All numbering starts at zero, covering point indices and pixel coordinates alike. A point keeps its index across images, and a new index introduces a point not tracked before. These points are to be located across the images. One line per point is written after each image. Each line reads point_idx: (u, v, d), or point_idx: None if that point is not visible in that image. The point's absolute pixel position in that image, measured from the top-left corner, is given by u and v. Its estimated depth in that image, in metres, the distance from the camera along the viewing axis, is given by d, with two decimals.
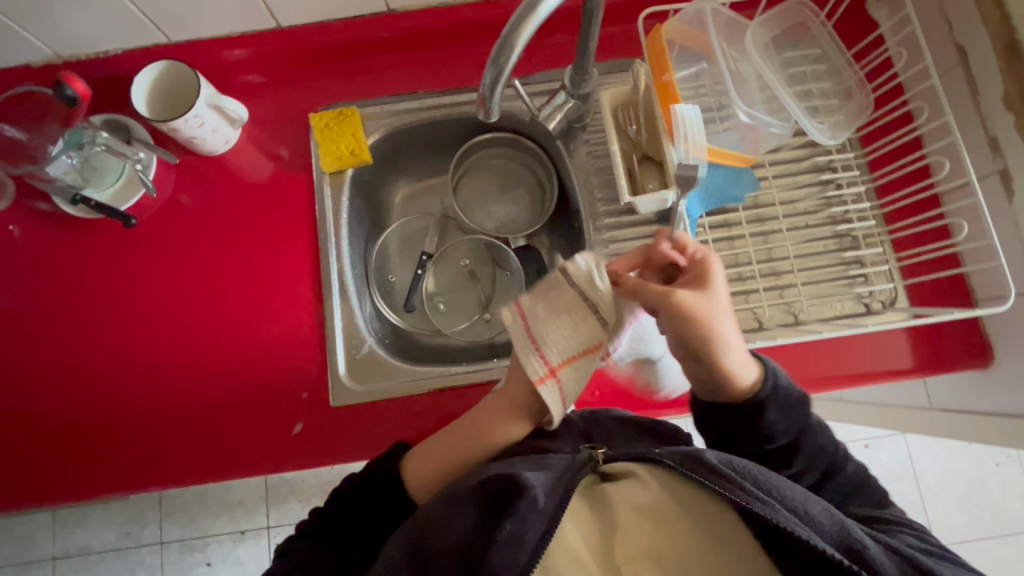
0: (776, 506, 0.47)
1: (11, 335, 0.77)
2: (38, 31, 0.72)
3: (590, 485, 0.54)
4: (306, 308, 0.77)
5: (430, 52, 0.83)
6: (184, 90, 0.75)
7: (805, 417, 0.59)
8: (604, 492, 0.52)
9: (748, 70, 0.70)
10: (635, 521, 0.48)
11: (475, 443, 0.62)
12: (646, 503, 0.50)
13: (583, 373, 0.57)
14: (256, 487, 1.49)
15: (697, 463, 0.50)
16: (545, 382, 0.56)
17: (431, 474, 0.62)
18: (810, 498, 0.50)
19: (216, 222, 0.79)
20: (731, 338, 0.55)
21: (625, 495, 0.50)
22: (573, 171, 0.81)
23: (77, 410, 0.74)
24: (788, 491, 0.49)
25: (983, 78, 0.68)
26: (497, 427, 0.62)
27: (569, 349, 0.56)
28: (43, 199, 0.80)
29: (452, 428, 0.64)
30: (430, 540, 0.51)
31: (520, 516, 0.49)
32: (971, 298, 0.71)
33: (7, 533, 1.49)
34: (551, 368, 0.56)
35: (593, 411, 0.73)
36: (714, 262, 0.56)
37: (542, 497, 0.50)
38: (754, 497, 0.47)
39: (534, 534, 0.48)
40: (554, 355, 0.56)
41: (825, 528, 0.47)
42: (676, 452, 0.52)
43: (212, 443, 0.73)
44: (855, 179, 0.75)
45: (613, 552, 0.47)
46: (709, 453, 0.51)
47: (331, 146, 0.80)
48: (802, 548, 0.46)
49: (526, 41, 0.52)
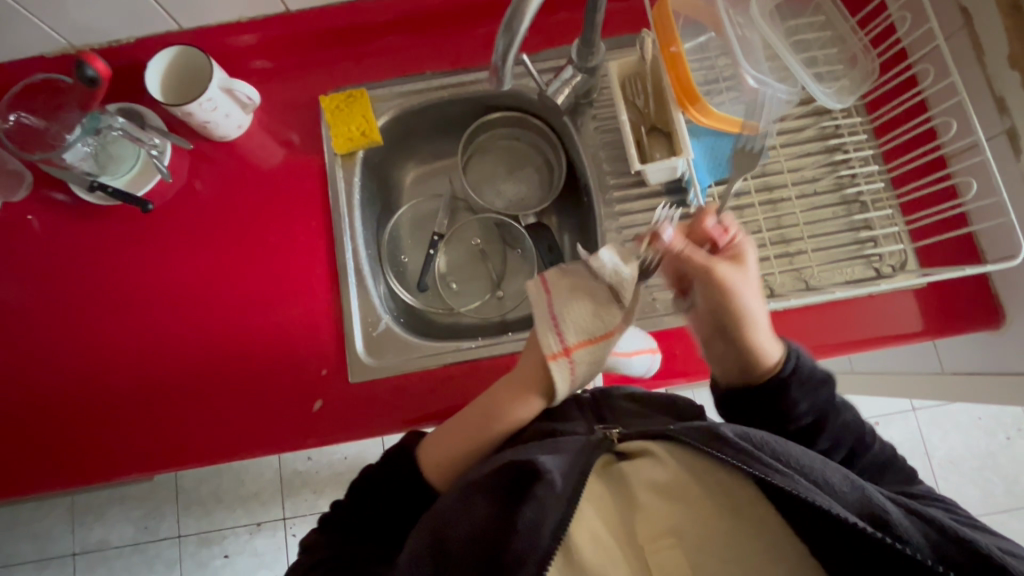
0: (797, 478, 0.47)
1: (33, 322, 0.78)
2: (52, 21, 0.74)
3: (608, 464, 0.53)
4: (322, 288, 0.78)
5: (437, 33, 0.84)
6: (195, 73, 0.76)
7: (829, 397, 0.59)
8: (622, 472, 0.52)
9: (754, 37, 0.71)
10: (655, 499, 0.49)
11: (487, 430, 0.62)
12: (664, 480, 0.50)
13: (594, 360, 0.59)
14: (272, 479, 1.51)
15: (715, 439, 0.50)
16: (558, 359, 0.58)
17: (442, 459, 0.63)
18: (829, 465, 0.50)
19: (230, 207, 0.81)
20: (757, 321, 0.56)
21: (642, 476, 0.51)
22: (581, 147, 0.81)
23: (101, 393, 0.75)
24: (806, 461, 0.49)
25: (988, 39, 0.68)
26: (508, 411, 0.62)
27: (585, 331, 0.58)
28: (60, 189, 0.81)
29: (461, 416, 0.64)
30: (448, 531, 0.51)
31: (539, 502, 0.49)
32: (980, 255, 0.72)
33: (26, 530, 1.51)
34: (565, 348, 0.58)
35: (603, 390, 0.69)
36: (750, 246, 0.57)
37: (559, 481, 0.50)
38: (772, 468, 0.47)
39: (555, 520, 0.48)
40: (569, 333, 0.58)
41: (846, 495, 0.48)
42: (689, 428, 0.52)
43: (232, 424, 0.74)
44: (861, 144, 0.76)
45: (635, 532, 0.48)
46: (725, 427, 0.51)
47: (342, 127, 0.81)
48: (827, 518, 0.46)
49: (536, 7, 0.53)
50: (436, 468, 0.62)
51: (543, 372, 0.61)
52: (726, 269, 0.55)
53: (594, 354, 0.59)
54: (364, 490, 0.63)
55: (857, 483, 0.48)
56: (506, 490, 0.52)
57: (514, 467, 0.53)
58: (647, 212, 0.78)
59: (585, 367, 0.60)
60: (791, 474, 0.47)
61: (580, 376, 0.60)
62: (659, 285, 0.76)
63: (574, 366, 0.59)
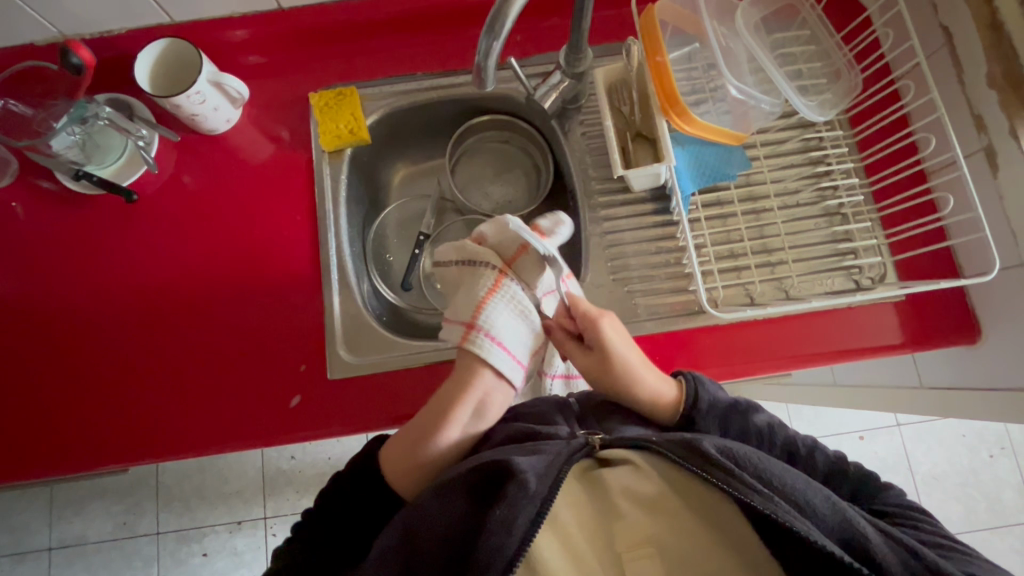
0: (777, 501, 0.46)
1: (13, 309, 0.77)
2: (45, 11, 0.74)
3: (584, 470, 0.53)
4: (306, 284, 0.78)
5: (428, 34, 0.84)
6: (185, 66, 0.76)
7: (743, 426, 0.59)
8: (601, 478, 0.51)
9: (739, 48, 0.71)
10: (636, 510, 0.48)
11: (474, 402, 0.60)
12: (644, 493, 0.49)
13: (506, 304, 0.63)
14: (254, 477, 1.49)
15: (696, 454, 0.49)
16: (469, 340, 0.61)
17: (401, 451, 0.60)
18: (813, 487, 0.48)
19: (217, 201, 0.81)
20: (626, 384, 0.61)
21: (620, 484, 0.50)
22: (568, 152, 0.82)
23: (81, 382, 0.75)
24: (790, 480, 0.48)
25: (968, 58, 0.69)
26: (486, 375, 0.61)
27: (475, 301, 0.63)
28: (46, 177, 0.81)
29: (422, 411, 0.62)
30: (420, 528, 0.50)
31: (510, 501, 0.47)
32: (958, 268, 0.72)
33: (3, 522, 1.49)
34: (467, 326, 0.62)
35: (585, 395, 0.65)
36: (594, 323, 0.62)
37: (533, 481, 0.48)
38: (752, 490, 0.46)
39: (526, 518, 0.46)
40: (462, 314, 0.63)
41: (827, 519, 0.46)
42: (672, 440, 0.51)
43: (209, 418, 0.74)
44: (843, 156, 0.77)
45: (613, 539, 0.48)
46: (707, 442, 0.50)
47: (330, 125, 0.81)
48: (808, 546, 0.45)
49: (519, 10, 0.53)
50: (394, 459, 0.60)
51: (467, 359, 0.62)
52: (586, 363, 0.64)
53: (501, 303, 0.63)
54: (336, 500, 0.60)
55: (837, 506, 0.47)
56: (482, 490, 0.51)
57: (490, 468, 0.51)
58: (631, 219, 0.79)
59: (500, 316, 0.62)
60: (772, 497, 0.46)
61: (497, 333, 0.61)
62: (642, 292, 0.76)
63: (490, 328, 0.61)
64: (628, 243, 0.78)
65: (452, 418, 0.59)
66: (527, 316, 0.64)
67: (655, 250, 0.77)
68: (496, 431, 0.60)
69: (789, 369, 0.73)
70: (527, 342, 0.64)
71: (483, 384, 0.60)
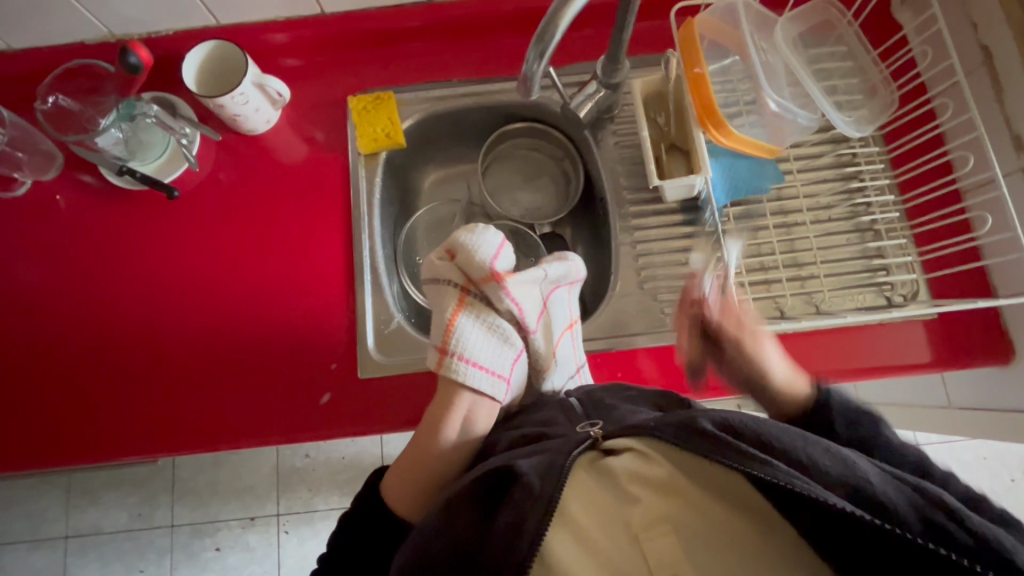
0: (778, 464, 0.40)
1: (53, 299, 0.79)
2: (97, 10, 0.76)
3: (593, 460, 0.46)
4: (337, 281, 0.79)
5: (465, 41, 0.86)
6: (229, 66, 0.78)
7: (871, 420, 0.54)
8: (609, 468, 0.45)
9: (778, 63, 0.72)
10: (649, 493, 0.42)
11: (461, 417, 0.61)
12: (657, 475, 0.43)
13: (471, 321, 0.63)
14: (268, 473, 1.51)
15: (692, 430, 0.43)
16: (444, 365, 0.61)
17: (400, 479, 0.60)
18: (811, 441, 0.42)
19: (252, 199, 0.82)
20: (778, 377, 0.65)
21: (625, 467, 0.44)
22: (599, 161, 0.83)
23: (115, 374, 0.76)
24: (787, 439, 0.42)
25: (1008, 78, 0.69)
26: (465, 397, 0.61)
27: (444, 323, 0.63)
28: (89, 171, 0.83)
29: (414, 437, 0.62)
30: (434, 539, 0.48)
31: (515, 505, 0.44)
32: (993, 289, 0.72)
33: (22, 507, 1.51)
34: (440, 351, 0.62)
35: (587, 392, 0.63)
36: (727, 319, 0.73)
37: (536, 482, 0.45)
38: (750, 457, 0.40)
39: (534, 520, 0.42)
40: (434, 336, 0.63)
41: (835, 476, 0.40)
42: (667, 422, 0.45)
43: (239, 413, 0.75)
44: (877, 173, 0.77)
45: (630, 519, 0.42)
46: (703, 417, 0.44)
47: (368, 128, 0.83)
48: (824, 513, 0.39)
49: (569, 20, 0.54)
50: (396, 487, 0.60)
51: (444, 380, 0.62)
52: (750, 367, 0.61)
53: (468, 317, 0.63)
54: (373, 520, 0.59)
55: (839, 455, 0.42)
56: (487, 499, 0.49)
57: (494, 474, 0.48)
58: (662, 229, 0.79)
59: (469, 334, 0.62)
60: (771, 461, 0.40)
61: (469, 355, 0.61)
62: (671, 302, 0.77)
63: (463, 351, 0.61)
64: (657, 253, 0.79)
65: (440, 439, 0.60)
66: (497, 330, 0.63)
67: (685, 260, 0.78)
68: (503, 436, 0.59)
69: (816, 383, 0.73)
70: (501, 352, 0.63)
71: (463, 402, 0.61)
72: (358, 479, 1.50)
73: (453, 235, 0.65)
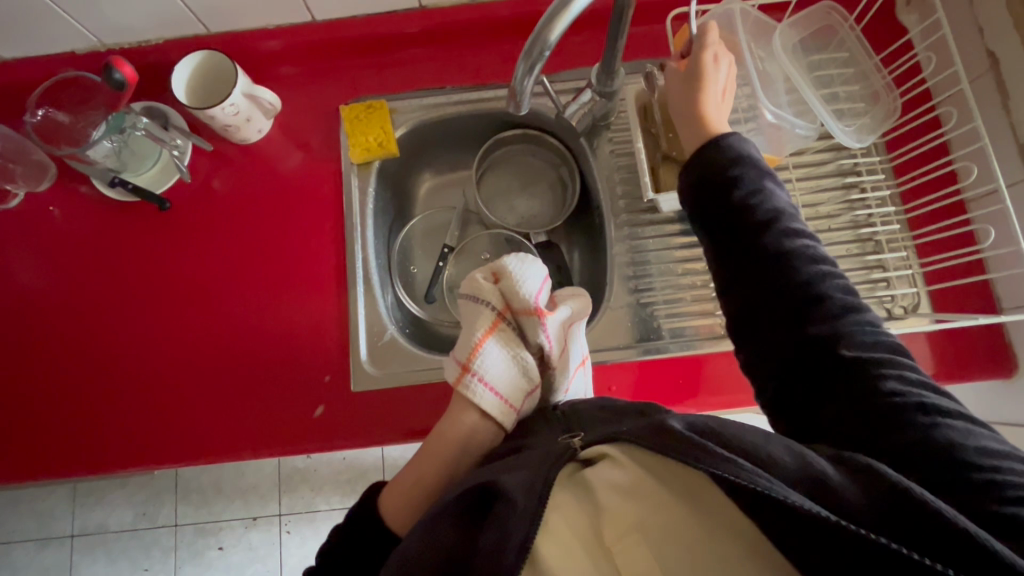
0: (745, 464, 0.37)
1: (48, 310, 0.79)
2: (86, 19, 0.76)
3: (572, 473, 0.44)
4: (331, 292, 0.79)
5: (459, 47, 0.84)
6: (221, 78, 0.77)
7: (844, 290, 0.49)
8: (585, 480, 0.43)
9: (776, 72, 0.70)
10: (619, 502, 0.40)
11: (463, 440, 0.58)
12: (626, 482, 0.41)
13: (499, 347, 0.61)
14: (271, 474, 1.52)
15: (661, 431, 0.41)
16: (461, 381, 0.58)
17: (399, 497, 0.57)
18: (774, 440, 0.40)
19: (245, 209, 0.82)
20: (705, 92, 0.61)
21: (600, 478, 0.42)
22: (596, 170, 0.82)
23: (110, 386, 0.76)
24: (749, 439, 0.39)
25: (1014, 85, 0.67)
26: (472, 415, 0.59)
27: (470, 343, 0.60)
28: (82, 181, 0.83)
29: (418, 455, 0.59)
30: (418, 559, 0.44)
31: (501, 523, 0.41)
32: (997, 305, 0.70)
33: (29, 507, 1.53)
34: (461, 365, 0.59)
35: (573, 406, 0.58)
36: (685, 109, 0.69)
37: (520, 498, 0.42)
38: (718, 458, 0.38)
39: (518, 539, 0.39)
40: (459, 351, 0.60)
41: (793, 474, 0.38)
42: (640, 426, 0.43)
43: (233, 425, 0.75)
44: (879, 183, 0.75)
45: (602, 532, 0.40)
46: (674, 419, 0.42)
47: (360, 137, 0.82)
48: (786, 514, 0.36)
49: (559, 34, 0.52)
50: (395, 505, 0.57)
51: (458, 399, 0.60)
52: (674, 80, 0.64)
53: (496, 343, 0.61)
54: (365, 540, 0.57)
55: (800, 453, 0.39)
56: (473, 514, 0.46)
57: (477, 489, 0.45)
58: (657, 239, 0.78)
59: (494, 361, 0.60)
60: (739, 460, 0.38)
61: (491, 381, 0.59)
62: (667, 315, 0.76)
63: (484, 372, 0.59)
64: (653, 264, 0.77)
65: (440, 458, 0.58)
66: (521, 363, 0.61)
67: (681, 271, 0.77)
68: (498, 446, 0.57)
69: None
70: (520, 383, 0.61)
71: (468, 421, 0.59)
72: (358, 480, 1.50)
73: (502, 260, 0.65)
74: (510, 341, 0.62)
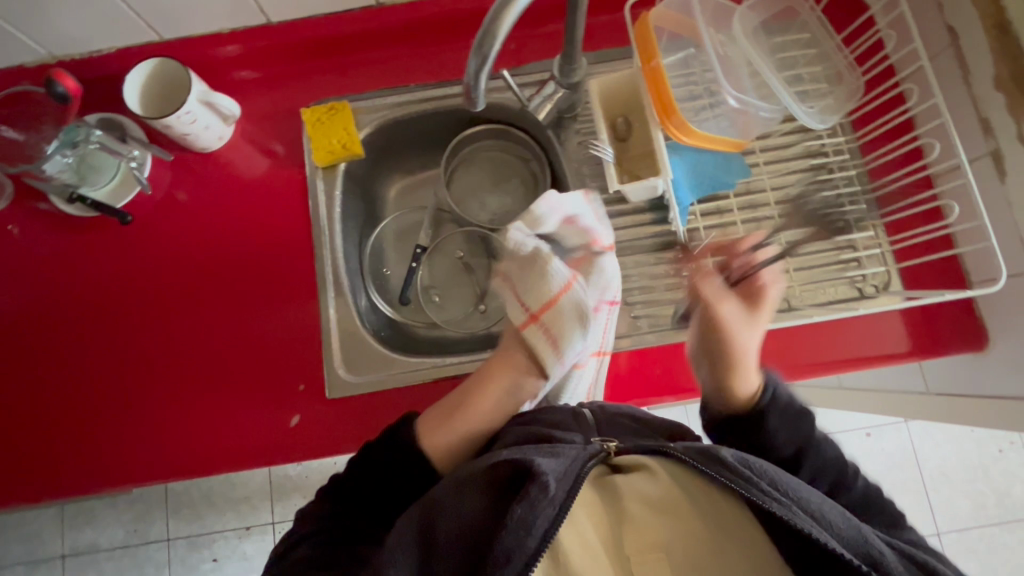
0: (796, 509, 0.41)
1: (12, 332, 0.78)
2: (33, 33, 0.73)
3: (600, 477, 0.47)
4: (301, 297, 0.78)
5: (420, 44, 0.83)
6: (174, 86, 0.75)
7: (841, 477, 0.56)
8: (614, 483, 0.46)
9: (737, 56, 0.70)
10: (647, 514, 0.43)
11: (510, 385, 0.65)
12: (660, 499, 0.43)
13: (564, 302, 0.66)
14: (260, 483, 1.50)
15: (713, 461, 0.44)
16: (529, 328, 0.67)
17: (445, 429, 0.61)
18: (825, 499, 0.43)
19: (212, 219, 0.80)
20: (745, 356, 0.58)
21: (633, 486, 0.45)
22: (564, 161, 0.81)
23: (79, 407, 0.75)
24: (804, 492, 0.43)
25: (973, 58, 0.67)
26: (526, 359, 0.66)
27: (541, 295, 0.67)
28: (41, 198, 0.81)
29: (455, 394, 0.65)
30: (443, 517, 0.46)
31: (529, 501, 0.42)
32: (967, 281, 0.71)
33: (17, 531, 1.51)
34: (529, 315, 0.67)
35: (600, 405, 0.60)
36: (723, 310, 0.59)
37: (553, 483, 0.43)
38: (771, 497, 0.41)
39: (545, 520, 0.41)
40: (530, 302, 0.67)
41: (844, 532, 0.41)
42: (690, 447, 0.46)
43: (208, 439, 0.74)
44: (846, 163, 0.76)
45: (622, 542, 0.42)
46: (726, 451, 0.44)
47: (324, 140, 0.80)
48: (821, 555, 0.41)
49: (509, 28, 0.52)
50: (441, 435, 0.61)
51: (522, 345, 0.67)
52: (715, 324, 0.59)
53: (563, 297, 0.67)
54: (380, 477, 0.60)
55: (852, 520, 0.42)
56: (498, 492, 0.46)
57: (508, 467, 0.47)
58: (630, 228, 0.78)
59: (556, 316, 0.66)
60: (790, 505, 0.41)
61: (552, 337, 0.66)
62: (642, 304, 0.75)
63: (547, 324, 0.66)
64: (627, 255, 0.77)
65: (482, 402, 0.63)
66: (582, 322, 0.67)
67: (655, 260, 0.76)
68: (509, 431, 0.57)
69: (798, 377, 0.72)
70: (579, 338, 0.67)
71: (523, 364, 0.66)
72: None
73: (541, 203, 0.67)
74: (575, 297, 0.67)
